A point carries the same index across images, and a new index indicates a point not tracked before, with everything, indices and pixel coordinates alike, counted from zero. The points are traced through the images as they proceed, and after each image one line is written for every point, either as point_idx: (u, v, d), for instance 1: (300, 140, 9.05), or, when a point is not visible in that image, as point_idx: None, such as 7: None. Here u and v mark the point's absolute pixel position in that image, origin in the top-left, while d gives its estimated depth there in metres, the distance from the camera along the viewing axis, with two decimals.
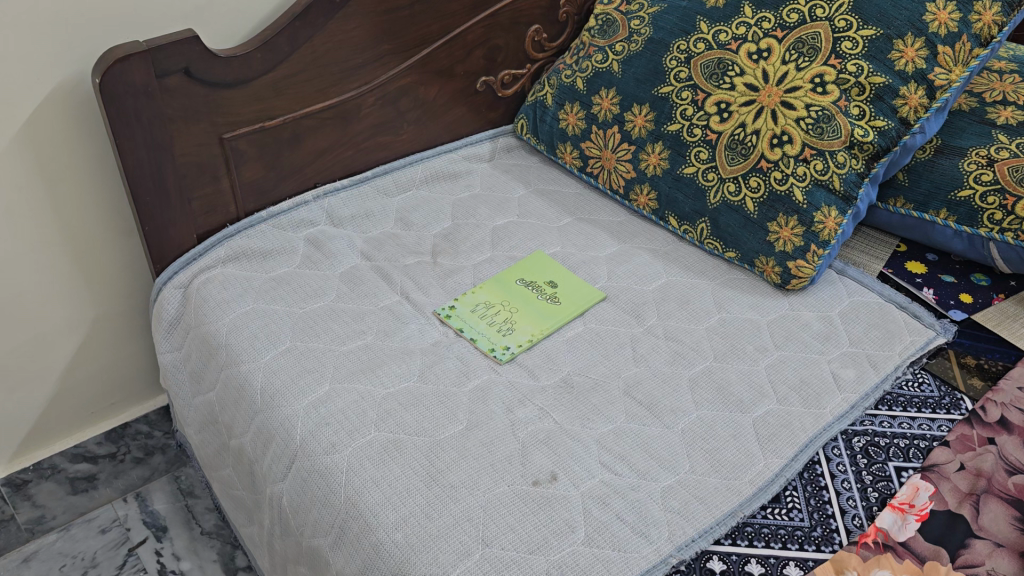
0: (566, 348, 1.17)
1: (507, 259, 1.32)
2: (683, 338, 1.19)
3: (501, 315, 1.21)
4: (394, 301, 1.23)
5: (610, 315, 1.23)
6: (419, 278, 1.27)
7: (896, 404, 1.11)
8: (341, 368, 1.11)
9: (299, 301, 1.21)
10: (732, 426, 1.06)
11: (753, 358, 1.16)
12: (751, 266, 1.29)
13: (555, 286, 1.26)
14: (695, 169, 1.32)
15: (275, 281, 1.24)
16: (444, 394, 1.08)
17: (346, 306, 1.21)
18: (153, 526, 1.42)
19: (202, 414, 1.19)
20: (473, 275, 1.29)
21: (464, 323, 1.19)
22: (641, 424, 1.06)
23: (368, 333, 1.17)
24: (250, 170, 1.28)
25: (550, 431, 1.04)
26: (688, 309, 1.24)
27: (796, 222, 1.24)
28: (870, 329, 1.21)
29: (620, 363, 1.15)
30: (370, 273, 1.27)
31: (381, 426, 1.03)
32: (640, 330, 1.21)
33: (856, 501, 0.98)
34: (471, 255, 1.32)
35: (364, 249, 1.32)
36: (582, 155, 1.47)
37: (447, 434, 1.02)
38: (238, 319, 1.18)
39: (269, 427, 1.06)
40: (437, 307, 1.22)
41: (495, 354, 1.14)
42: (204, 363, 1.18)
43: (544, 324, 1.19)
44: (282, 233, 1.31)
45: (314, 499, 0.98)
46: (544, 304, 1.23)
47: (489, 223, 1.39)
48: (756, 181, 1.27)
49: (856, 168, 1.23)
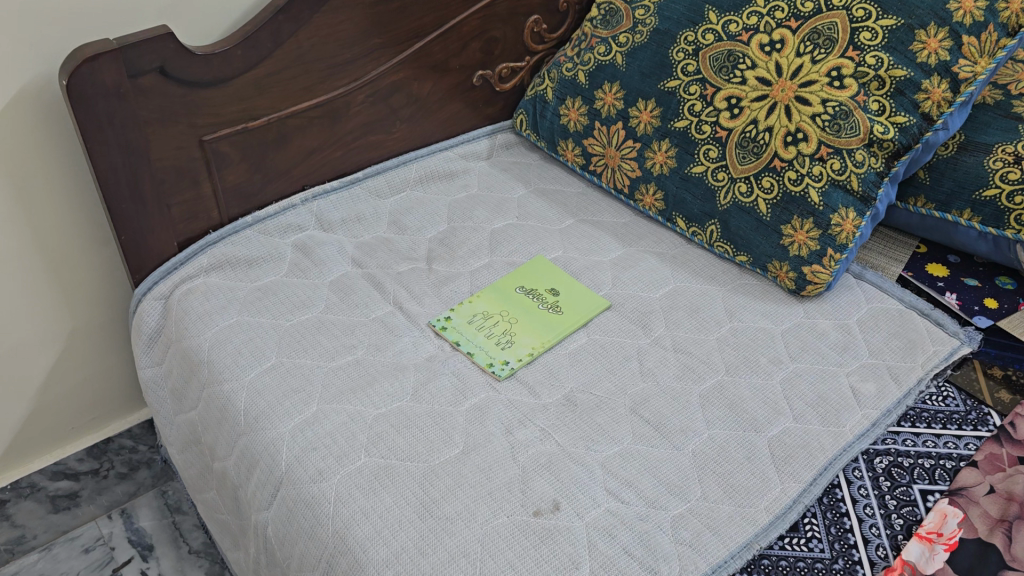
0: (568, 362, 1.10)
1: (506, 265, 1.25)
2: (693, 350, 1.12)
3: (500, 327, 1.14)
4: (386, 312, 1.16)
5: (615, 326, 1.16)
6: (413, 287, 1.20)
7: (920, 420, 1.05)
8: (330, 387, 1.04)
9: (284, 313, 1.15)
10: (746, 447, 0.99)
11: (768, 372, 1.09)
12: (764, 271, 1.22)
13: (557, 294, 1.19)
14: (703, 168, 1.25)
15: (260, 291, 1.18)
16: (439, 415, 1.01)
17: (334, 319, 1.14)
18: (139, 545, 1.38)
19: (185, 434, 1.13)
20: (470, 283, 1.22)
21: (461, 335, 1.12)
22: (648, 446, 0.99)
23: (358, 348, 1.10)
24: (233, 173, 1.21)
25: (552, 454, 0.97)
26: (697, 318, 1.17)
27: (811, 225, 1.17)
28: (891, 338, 1.14)
29: (626, 378, 1.08)
30: (361, 282, 1.21)
31: (371, 451, 0.96)
32: (647, 342, 1.14)
33: (880, 529, 0.92)
34: (468, 262, 1.26)
35: (355, 256, 1.25)
36: (584, 152, 1.40)
37: (442, 459, 0.96)
38: (222, 333, 1.11)
39: (253, 451, 1.00)
40: (432, 318, 1.15)
41: (494, 370, 1.08)
42: (186, 381, 1.12)
43: (545, 337, 1.13)
44: (268, 240, 1.24)
45: (300, 532, 0.92)
46: (546, 313, 1.16)
47: (487, 226, 1.32)
48: (768, 181, 1.19)
49: (875, 167, 1.15)
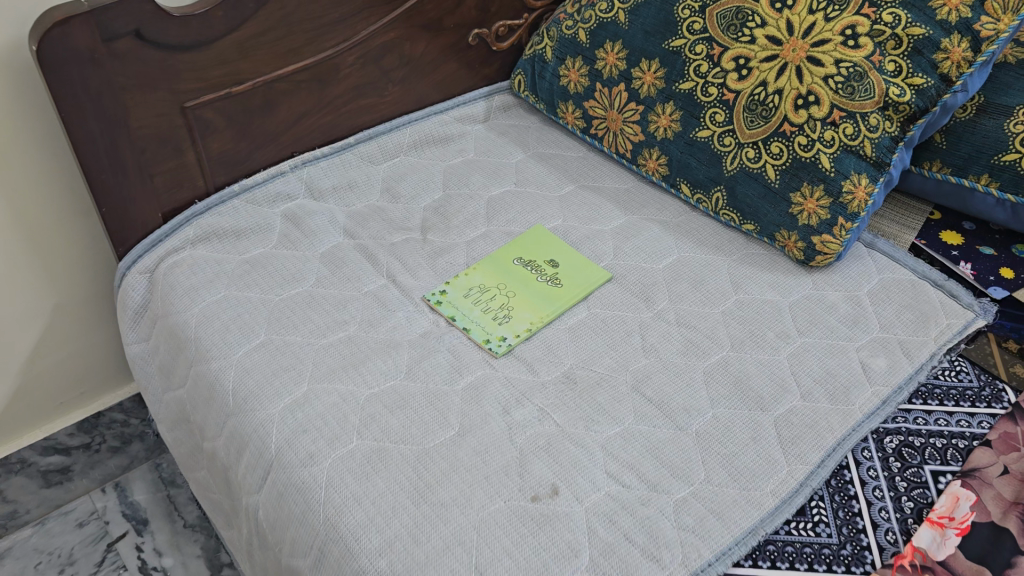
0: (568, 338, 1.06)
1: (504, 234, 1.21)
2: (697, 324, 1.09)
3: (497, 302, 1.10)
4: (379, 286, 1.12)
5: (616, 299, 1.12)
6: (407, 259, 1.16)
7: (932, 397, 1.01)
8: (320, 365, 1.00)
9: (272, 288, 1.11)
10: (751, 427, 0.96)
11: (774, 347, 1.06)
12: (772, 240, 1.18)
13: (556, 265, 1.15)
14: (710, 132, 1.20)
15: (248, 265, 1.13)
16: (434, 394, 0.98)
17: (324, 294, 1.10)
18: (134, 519, 1.36)
19: (173, 412, 1.10)
20: (466, 254, 1.17)
21: (457, 310, 1.08)
22: (650, 426, 0.96)
23: (350, 324, 1.06)
24: (218, 141, 1.16)
25: (551, 435, 0.94)
26: (702, 291, 1.13)
27: (822, 193, 1.12)
28: (903, 311, 1.10)
29: (628, 354, 1.05)
30: (353, 254, 1.16)
31: (364, 433, 0.93)
32: (649, 315, 1.10)
33: (889, 513, 0.89)
34: (464, 231, 1.21)
35: (347, 226, 1.20)
36: (585, 115, 1.34)
37: (437, 442, 0.92)
38: (209, 309, 1.08)
39: (242, 433, 0.97)
40: (427, 292, 1.11)
41: (491, 347, 1.04)
42: (173, 358, 1.08)
43: (544, 311, 1.09)
44: (256, 210, 1.20)
45: (291, 517, 0.89)
46: (544, 286, 1.12)
47: (483, 193, 1.27)
48: (777, 147, 1.14)
49: (890, 132, 1.10)
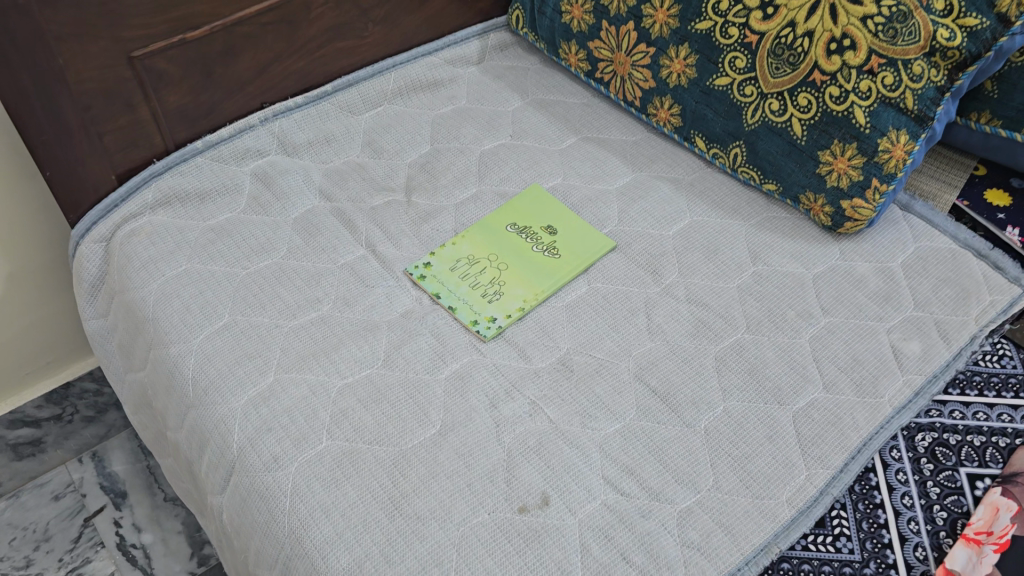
0: (565, 318, 0.96)
1: (497, 196, 1.09)
2: (710, 302, 0.97)
3: (487, 276, 0.99)
4: (357, 257, 1.01)
5: (620, 272, 1.00)
6: (388, 225, 1.04)
7: (970, 387, 0.91)
8: (289, 352, 0.91)
9: (239, 261, 1.00)
10: (767, 424, 0.86)
11: (795, 328, 0.95)
12: (795, 202, 1.06)
13: (554, 233, 1.04)
14: (728, 80, 1.06)
15: (213, 234, 1.03)
16: (414, 386, 0.88)
17: (296, 268, 1.00)
18: (112, 492, 1.30)
19: (135, 395, 1.01)
20: (454, 219, 1.06)
21: (442, 285, 0.98)
22: (654, 422, 0.86)
23: (323, 303, 0.96)
24: (175, 94, 1.04)
25: (543, 434, 0.84)
26: (716, 262, 1.02)
27: (854, 151, 0.99)
28: (940, 286, 0.98)
29: (631, 337, 0.94)
30: (330, 219, 1.05)
31: (335, 432, 0.84)
32: (656, 291, 0.99)
33: (919, 525, 0.79)
34: (452, 193, 1.09)
35: (323, 188, 1.09)
36: (590, 57, 1.20)
37: (416, 442, 0.83)
38: (168, 286, 0.98)
39: (204, 428, 0.88)
40: (409, 265, 1.00)
41: (478, 329, 0.93)
42: (132, 338, 0.99)
43: (538, 288, 0.98)
44: (223, 168, 1.09)
45: (254, 526, 0.81)
46: (540, 258, 1.01)
47: (475, 148, 1.15)
48: (805, 98, 1.00)
49: (935, 82, 0.95)
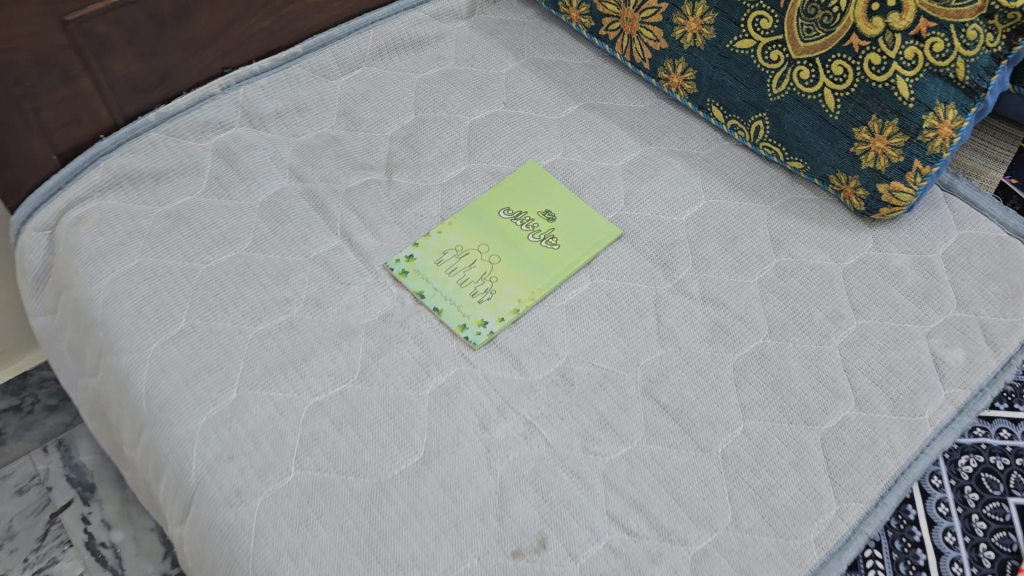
0: (564, 321, 0.85)
1: (489, 175, 0.97)
2: (728, 301, 0.87)
3: (477, 270, 0.88)
4: (331, 249, 0.90)
5: (627, 265, 0.90)
6: (365, 211, 0.93)
7: (1021, 401, 0.81)
8: (254, 364, 0.80)
9: (198, 253, 0.89)
10: (792, 449, 0.76)
11: (823, 332, 0.85)
12: (824, 182, 0.94)
13: (554, 219, 0.92)
14: (752, 43, 0.93)
15: (170, 222, 0.91)
16: (394, 404, 0.78)
17: (262, 262, 0.88)
18: (79, 486, 1.21)
19: (89, 402, 0.91)
20: (441, 203, 0.94)
21: (427, 281, 0.87)
22: (665, 446, 0.77)
23: (292, 304, 0.85)
24: (122, 61, 0.91)
25: (540, 461, 0.75)
26: (734, 253, 0.91)
27: (894, 128, 0.86)
28: (987, 282, 0.88)
29: (638, 342, 0.84)
30: (301, 203, 0.94)
31: (305, 461, 0.74)
32: (667, 288, 0.88)
33: (963, 567, 0.70)
34: (438, 171, 0.97)
35: (293, 166, 0.97)
36: (593, 12, 1.07)
37: (397, 472, 0.74)
38: (119, 284, 0.86)
39: (158, 452, 0.78)
40: (390, 259, 0.89)
41: (467, 335, 0.83)
42: (81, 339, 0.88)
43: (535, 285, 0.87)
44: (181, 144, 0.97)
45: (214, 568, 0.72)
46: (538, 249, 0.90)
47: (464, 118, 1.02)
48: (840, 67, 0.88)
49: (992, 48, 0.81)
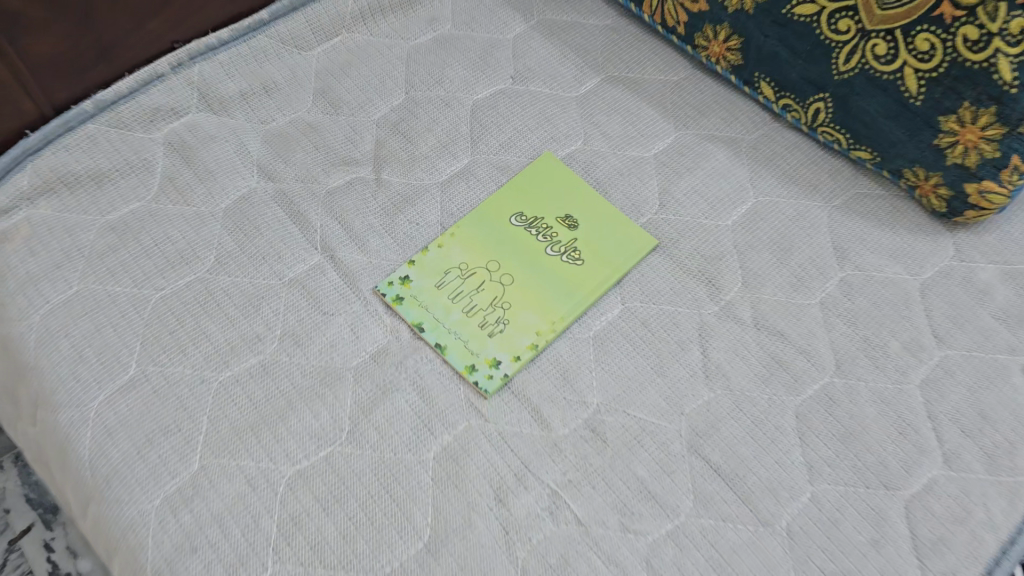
0: (592, 358, 0.71)
1: (497, 169, 0.81)
2: (786, 329, 0.73)
3: (486, 294, 0.74)
4: (310, 269, 0.75)
5: (664, 284, 0.75)
6: (349, 220, 0.77)
7: None
8: (220, 424, 0.66)
9: (149, 277, 0.74)
10: (871, 523, 0.64)
11: (900, 368, 0.71)
12: (896, 176, 0.79)
13: (576, 227, 0.77)
14: (815, 8, 0.76)
15: (115, 237, 0.76)
16: (391, 474, 0.65)
17: (226, 289, 0.73)
18: (41, 507, 1.05)
19: (28, 449, 0.76)
20: (441, 207, 0.79)
21: (427, 309, 0.73)
22: (718, 520, 0.64)
23: (264, 343, 0.71)
24: (41, 42, 0.74)
25: (570, 546, 0.63)
26: (791, 268, 0.76)
27: (991, 118, 0.70)
28: None
29: (680, 385, 0.70)
30: (272, 210, 0.78)
31: (285, 552, 0.61)
32: (713, 313, 0.74)
33: None
34: (435, 165, 0.81)
35: (262, 161, 0.81)
36: None
37: (398, 565, 0.61)
38: (54, 319, 0.71)
39: (106, 535, 0.64)
40: (382, 282, 0.74)
41: (476, 379, 0.69)
42: (13, 381, 0.73)
43: (556, 312, 0.73)
44: (126, 137, 0.80)
45: None
46: (558, 265, 0.75)
47: (464, 97, 0.86)
48: (926, 41, 0.71)
49: None
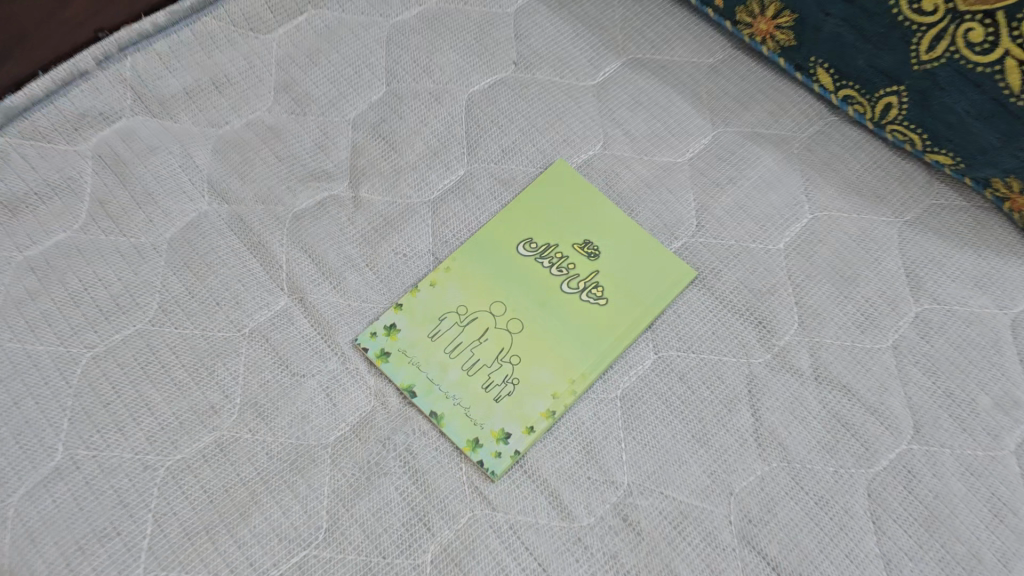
0: (620, 424, 0.59)
1: (499, 182, 0.67)
2: (853, 383, 0.61)
3: (491, 346, 0.61)
4: (275, 317, 0.61)
5: (705, 327, 0.62)
6: (322, 252, 0.64)
7: None
8: (169, 525, 0.54)
9: (78, 332, 0.60)
10: None
11: (992, 430, 0.59)
12: (981, 185, 0.66)
13: (597, 255, 0.64)
14: None
15: (35, 281, 0.62)
16: None
17: (173, 345, 0.60)
18: None
19: None
20: (433, 233, 0.65)
21: (419, 368, 0.60)
22: None
23: (221, 416, 0.58)
24: None
25: None
26: (858, 303, 0.63)
27: None
28: None
29: (728, 457, 0.58)
30: (227, 240, 0.64)
31: None
32: (764, 363, 0.61)
33: None
34: (425, 178, 0.67)
35: (213, 177, 0.66)
36: None
37: None
38: None
39: None
40: (363, 332, 0.61)
41: (481, 459, 0.57)
42: None
43: (576, 367, 0.60)
44: (45, 151, 0.66)
45: None
46: (577, 306, 0.62)
47: (458, 89, 0.71)
48: None
49: None
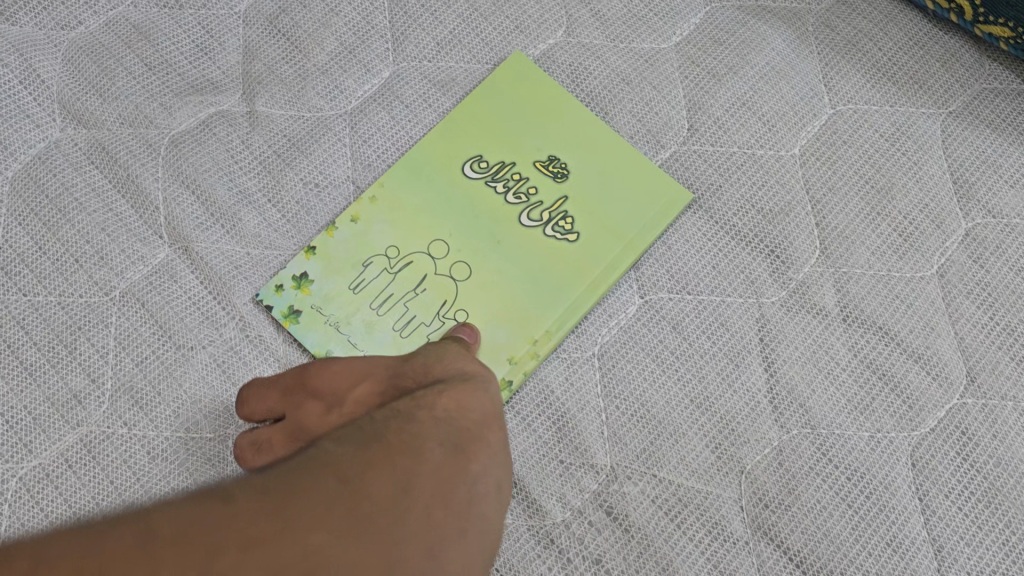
0: (598, 392, 0.47)
1: (437, 85, 0.52)
2: (891, 323, 0.48)
3: (431, 299, 0.48)
4: (152, 274, 0.48)
5: (703, 260, 0.49)
6: (209, 187, 0.49)
7: None
8: None
9: None
10: None
11: None
12: None
13: (564, 176, 0.50)
14: None
15: None
16: None
17: (21, 318, 0.46)
18: None
19: None
20: (353, 155, 0.51)
21: (337, 330, 0.47)
22: None
23: (87, 409, 0.45)
24: None
25: None
26: (895, 219, 0.50)
27: None
28: None
29: (737, 426, 0.46)
30: (85, 177, 0.49)
31: None
32: (778, 303, 0.48)
33: None
34: (339, 83, 0.52)
35: (63, 94, 0.51)
36: None
37: None
38: None
39: None
40: (268, 284, 0.48)
41: None
42: None
43: (538, 323, 0.47)
44: None
45: None
46: (539, 243, 0.49)
47: None
48: None
49: None
